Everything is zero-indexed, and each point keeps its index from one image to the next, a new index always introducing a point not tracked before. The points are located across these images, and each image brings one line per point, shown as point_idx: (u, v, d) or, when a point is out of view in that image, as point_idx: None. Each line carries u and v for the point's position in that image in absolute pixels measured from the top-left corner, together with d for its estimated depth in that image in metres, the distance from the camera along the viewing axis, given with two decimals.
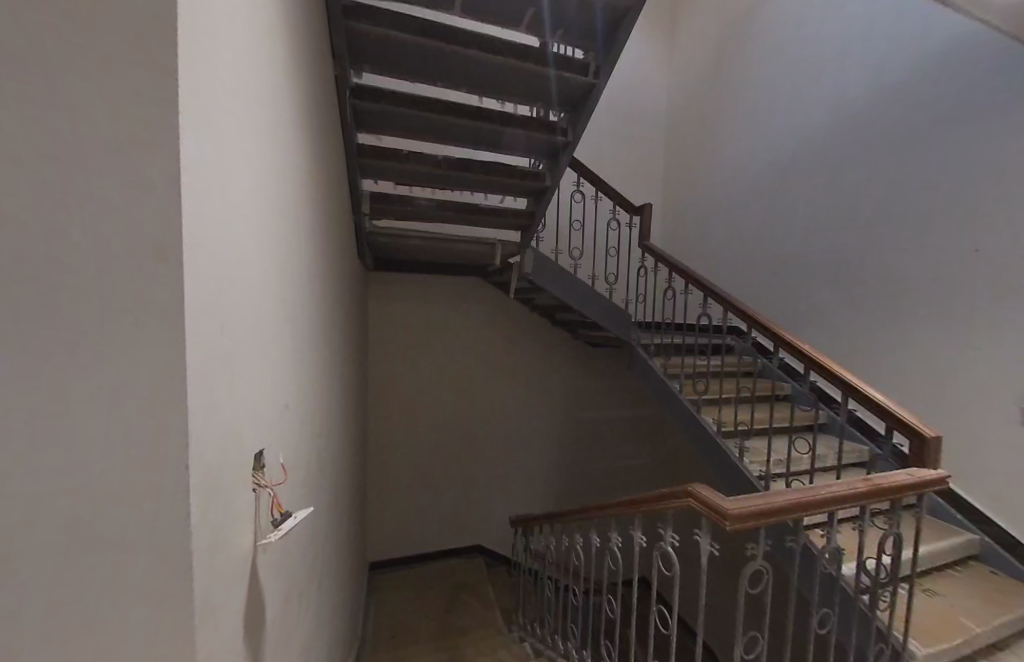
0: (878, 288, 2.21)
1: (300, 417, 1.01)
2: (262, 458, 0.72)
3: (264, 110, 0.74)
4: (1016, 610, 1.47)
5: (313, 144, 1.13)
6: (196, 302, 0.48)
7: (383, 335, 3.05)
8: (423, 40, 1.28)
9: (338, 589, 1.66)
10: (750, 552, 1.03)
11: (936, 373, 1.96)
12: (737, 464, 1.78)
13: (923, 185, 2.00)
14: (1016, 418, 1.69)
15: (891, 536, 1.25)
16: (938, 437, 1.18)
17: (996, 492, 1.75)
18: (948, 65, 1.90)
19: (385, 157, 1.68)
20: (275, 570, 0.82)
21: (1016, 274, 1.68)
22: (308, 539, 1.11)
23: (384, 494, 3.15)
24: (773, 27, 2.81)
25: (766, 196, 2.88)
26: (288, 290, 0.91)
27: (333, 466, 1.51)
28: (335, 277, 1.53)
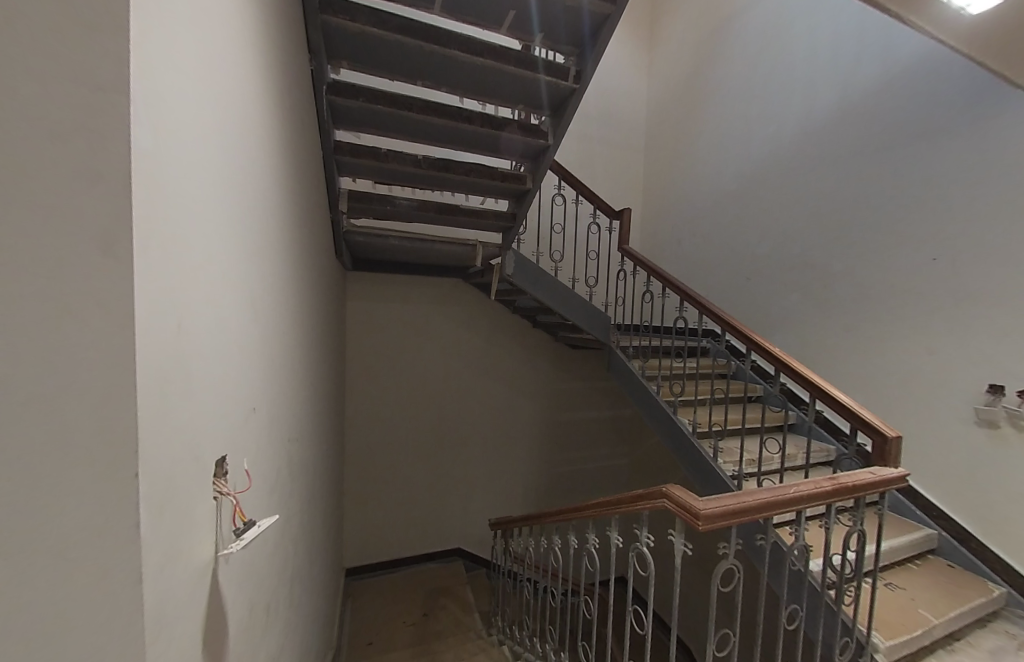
0: (843, 293, 2.29)
1: (269, 422, 0.98)
2: (224, 463, 0.69)
3: (231, 104, 0.70)
4: (969, 600, 1.54)
5: (287, 141, 1.10)
6: (148, 301, 0.45)
7: (360, 335, 2.99)
8: (402, 37, 1.25)
9: (310, 596, 1.62)
10: (722, 551, 1.04)
11: (895, 375, 2.05)
12: (711, 464, 1.82)
13: (886, 196, 2.10)
14: (969, 417, 1.78)
15: (856, 532, 1.29)
16: (898, 436, 1.22)
17: (951, 487, 1.84)
18: (910, 82, 2.00)
19: (363, 155, 1.65)
20: (240, 583, 0.79)
21: (970, 281, 1.78)
22: (277, 546, 1.07)
23: (361, 498, 3.09)
24: (747, 39, 2.90)
25: (740, 203, 2.96)
26: (257, 291, 0.87)
27: (306, 470, 1.47)
28: (309, 276, 1.48)
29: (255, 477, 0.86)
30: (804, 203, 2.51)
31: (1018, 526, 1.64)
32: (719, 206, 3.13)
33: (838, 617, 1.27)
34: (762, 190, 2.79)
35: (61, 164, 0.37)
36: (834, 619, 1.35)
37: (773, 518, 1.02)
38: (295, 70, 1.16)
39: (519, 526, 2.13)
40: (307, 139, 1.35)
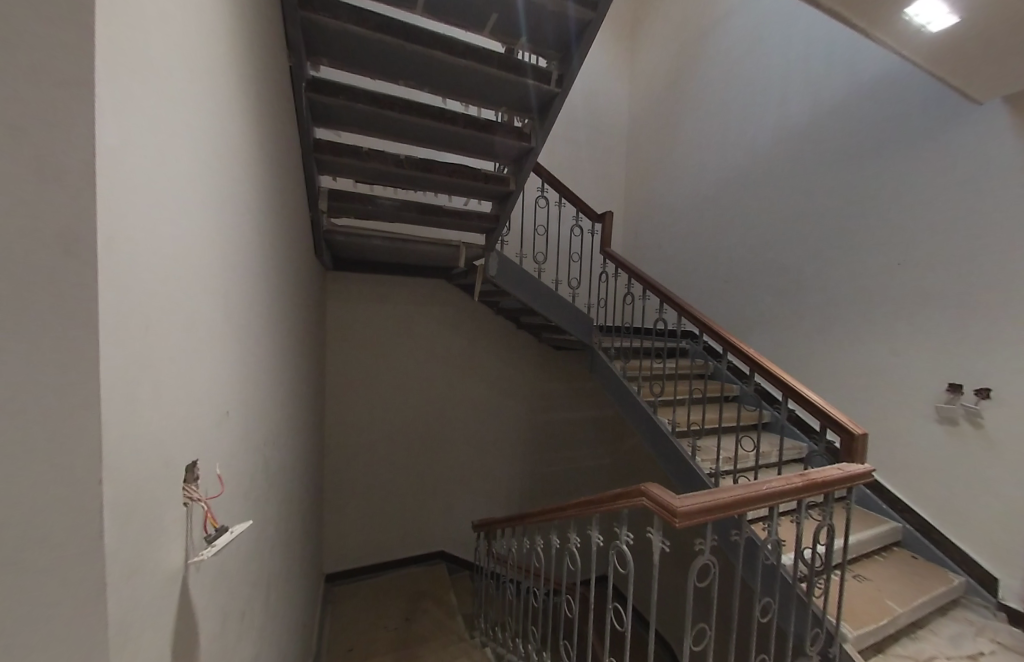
0: (814, 296, 2.38)
1: (244, 424, 0.95)
2: (196, 468, 0.67)
3: (205, 100, 0.69)
4: (931, 590, 1.62)
5: (264, 137, 1.07)
6: (114, 303, 0.43)
7: (341, 337, 2.95)
8: (384, 37, 1.25)
9: (287, 603, 1.58)
10: (698, 547, 1.06)
11: (862, 375, 2.14)
12: (689, 462, 1.87)
13: (854, 203, 2.18)
14: (931, 415, 1.87)
15: (825, 526, 1.34)
16: (865, 433, 1.27)
17: (914, 482, 1.93)
18: (877, 94, 2.08)
19: (344, 154, 1.63)
20: (212, 592, 0.76)
21: (932, 286, 1.88)
22: (252, 552, 1.04)
23: (341, 501, 3.04)
24: (725, 46, 2.98)
25: (716, 207, 3.04)
26: (232, 292, 0.85)
27: (283, 474, 1.44)
28: (288, 276, 1.46)
29: (228, 483, 0.84)
30: (778, 208, 2.59)
31: (975, 518, 1.73)
32: (698, 210, 3.20)
33: (808, 609, 1.32)
34: (739, 194, 2.86)
35: (20, 156, 0.36)
36: (806, 611, 1.40)
37: (746, 514, 1.05)
38: (273, 67, 1.14)
39: (501, 527, 2.13)
40: (286, 136, 1.32)
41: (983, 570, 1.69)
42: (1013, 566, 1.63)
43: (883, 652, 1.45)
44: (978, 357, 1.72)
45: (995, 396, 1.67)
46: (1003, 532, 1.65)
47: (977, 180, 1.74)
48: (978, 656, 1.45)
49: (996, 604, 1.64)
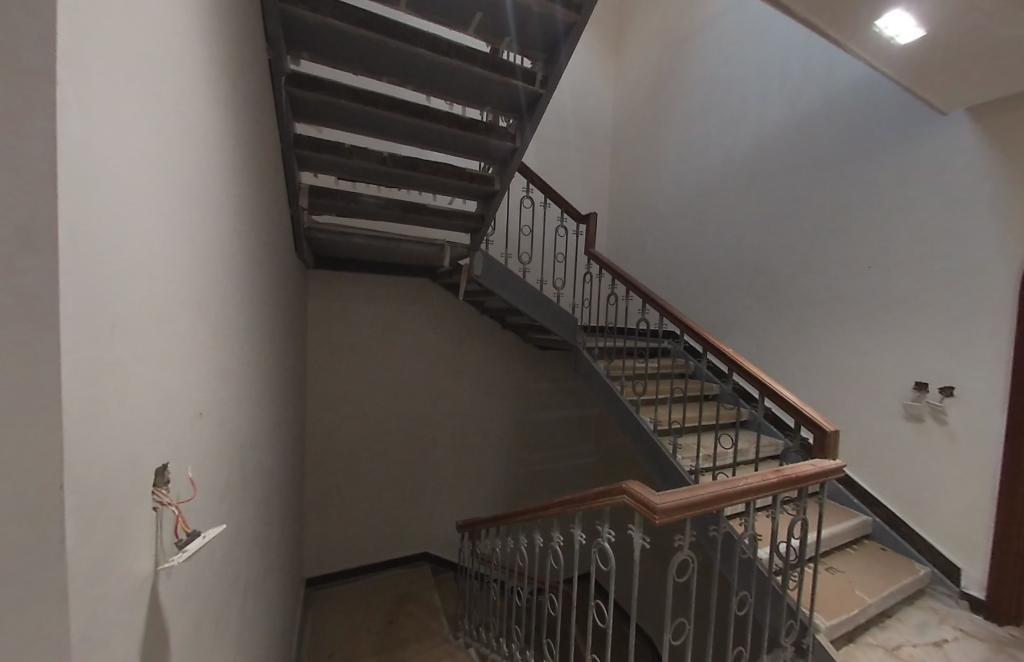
0: (789, 298, 2.44)
1: (219, 426, 0.93)
2: (166, 472, 0.65)
3: (176, 92, 0.67)
4: (898, 580, 1.69)
5: (241, 131, 1.05)
6: (76, 301, 0.42)
7: (322, 336, 2.90)
8: (367, 32, 1.23)
9: (266, 608, 1.54)
10: (678, 544, 1.08)
11: (834, 375, 2.21)
12: (670, 460, 1.90)
13: (828, 208, 2.25)
14: (898, 412, 1.95)
15: (798, 521, 1.39)
16: (836, 430, 1.31)
17: (882, 477, 2.01)
18: (850, 103, 2.16)
19: (325, 150, 1.60)
20: (183, 600, 0.74)
21: (900, 288, 1.95)
22: (227, 556, 1.01)
23: (322, 503, 2.99)
24: (706, 52, 3.03)
25: (697, 210, 3.10)
26: (206, 289, 0.82)
27: (261, 476, 1.41)
28: (266, 273, 1.42)
29: (201, 486, 0.82)
30: (756, 211, 2.65)
31: (941, 510, 1.81)
32: (680, 212, 3.25)
33: (782, 600, 1.36)
34: (719, 197, 2.91)
35: None
36: (780, 603, 1.44)
37: (723, 510, 1.07)
38: (251, 60, 1.11)
39: (485, 527, 2.13)
40: (264, 131, 1.29)
41: (947, 560, 1.77)
42: (974, 556, 1.71)
43: (854, 641, 1.51)
44: (943, 356, 1.80)
45: (958, 393, 1.75)
46: (965, 523, 1.74)
47: (941, 188, 1.83)
48: (942, 642, 1.51)
49: (959, 593, 1.72)
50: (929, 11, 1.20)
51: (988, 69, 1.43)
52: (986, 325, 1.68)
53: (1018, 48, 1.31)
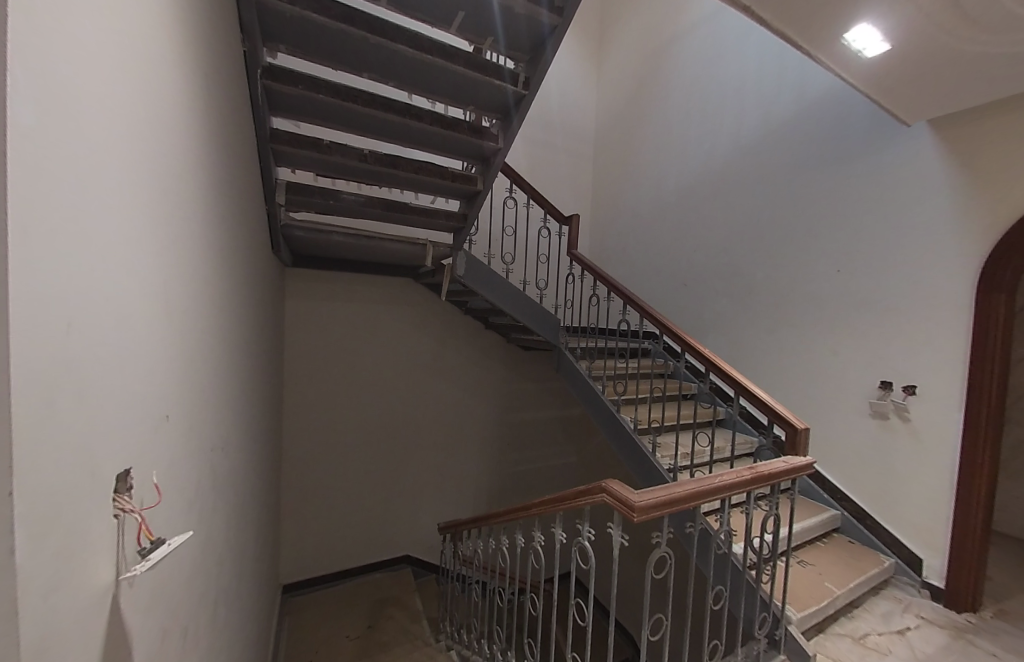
0: (763, 300, 2.51)
1: (187, 430, 0.89)
2: (129, 477, 0.62)
3: (143, 81, 0.64)
4: (865, 572, 1.76)
5: (214, 125, 1.01)
6: (27, 295, 0.39)
7: (299, 337, 2.83)
8: (346, 27, 1.21)
9: (239, 616, 1.50)
10: (655, 541, 1.10)
11: (805, 375, 2.29)
12: (649, 458, 1.93)
13: (800, 213, 2.33)
14: (865, 410, 2.03)
15: (771, 516, 1.43)
16: (806, 427, 1.36)
17: (849, 473, 2.08)
18: (821, 113, 2.24)
19: (303, 146, 1.56)
20: (148, 610, 0.71)
21: (867, 292, 2.03)
22: (196, 564, 0.98)
23: (300, 507, 2.93)
24: (684, 59, 3.09)
25: (675, 213, 3.16)
26: (174, 285, 0.79)
27: (233, 481, 1.36)
28: (240, 271, 1.38)
29: (167, 491, 0.79)
30: (732, 215, 2.72)
31: (903, 504, 1.90)
32: (659, 215, 3.31)
33: (757, 594, 1.40)
34: (697, 201, 2.98)
35: None
36: (754, 596, 1.47)
37: (699, 506, 1.09)
38: (224, 51, 1.07)
39: (466, 528, 2.11)
40: (238, 124, 1.25)
41: (910, 551, 1.85)
42: (934, 546, 1.79)
43: (823, 632, 1.56)
44: (906, 356, 1.89)
45: (919, 392, 1.84)
46: (926, 515, 1.82)
47: (904, 196, 1.92)
48: (905, 630, 1.58)
49: (921, 582, 1.80)
50: (894, 26, 1.26)
51: (948, 82, 1.51)
52: (946, 327, 1.77)
53: (974, 64, 1.38)
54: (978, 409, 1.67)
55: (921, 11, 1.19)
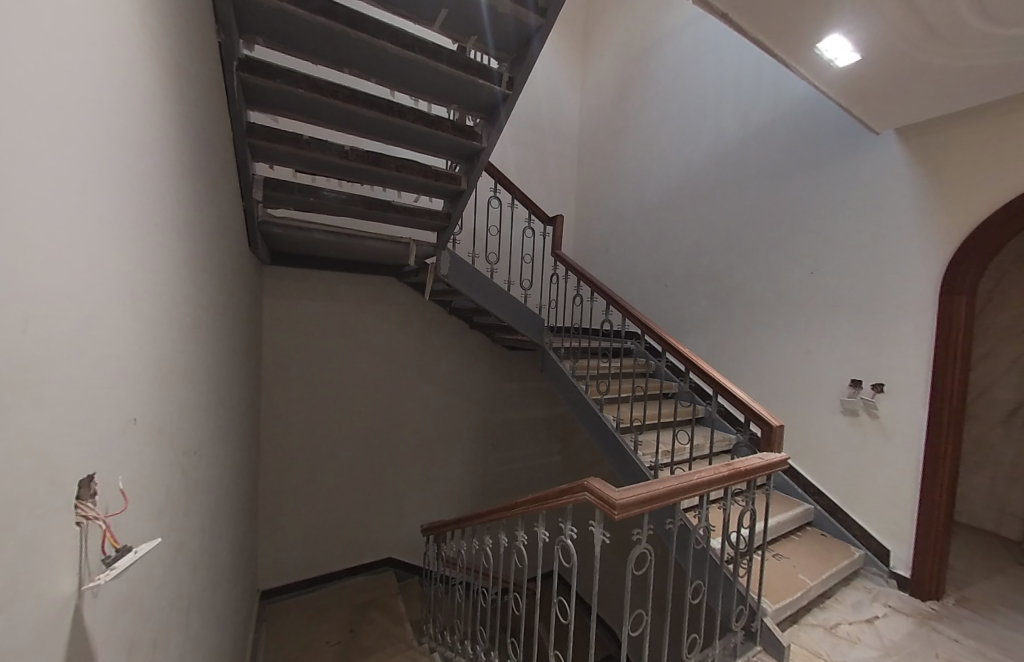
0: (740, 301, 2.57)
1: (157, 434, 0.86)
2: (92, 483, 0.59)
3: (109, 69, 0.61)
4: (836, 563, 1.83)
5: (186, 117, 0.98)
6: None
7: (278, 337, 2.76)
8: (326, 21, 1.18)
9: (213, 624, 1.45)
10: (636, 538, 1.11)
11: (780, 374, 2.35)
12: (631, 456, 1.96)
13: (776, 217, 2.40)
14: (837, 407, 2.10)
15: (748, 511, 1.46)
16: (781, 424, 1.40)
17: (821, 468, 2.16)
18: (796, 121, 2.31)
19: (281, 141, 1.52)
20: (113, 622, 0.68)
21: (838, 293, 2.11)
22: (166, 571, 0.94)
23: (278, 511, 2.86)
24: (666, 63, 3.14)
25: (657, 215, 3.21)
26: (142, 282, 0.76)
27: (208, 485, 1.32)
28: (215, 268, 1.34)
29: (134, 497, 0.76)
30: (711, 217, 2.77)
31: (871, 497, 1.97)
32: (641, 217, 3.35)
33: (733, 587, 1.43)
34: (677, 204, 3.03)
35: None
36: (731, 589, 1.51)
37: (678, 503, 1.11)
38: (198, 43, 1.04)
39: (449, 530, 2.10)
40: (213, 117, 1.21)
41: (879, 543, 1.93)
42: (901, 537, 1.87)
43: (797, 622, 1.62)
44: (875, 355, 1.97)
45: (887, 389, 1.92)
46: (892, 508, 1.90)
47: (872, 202, 2.00)
48: (873, 619, 1.65)
49: (888, 572, 1.88)
50: (864, 38, 1.31)
51: (915, 92, 1.57)
52: (912, 328, 1.85)
53: (936, 77, 1.45)
54: (941, 406, 1.74)
55: (888, 25, 1.24)
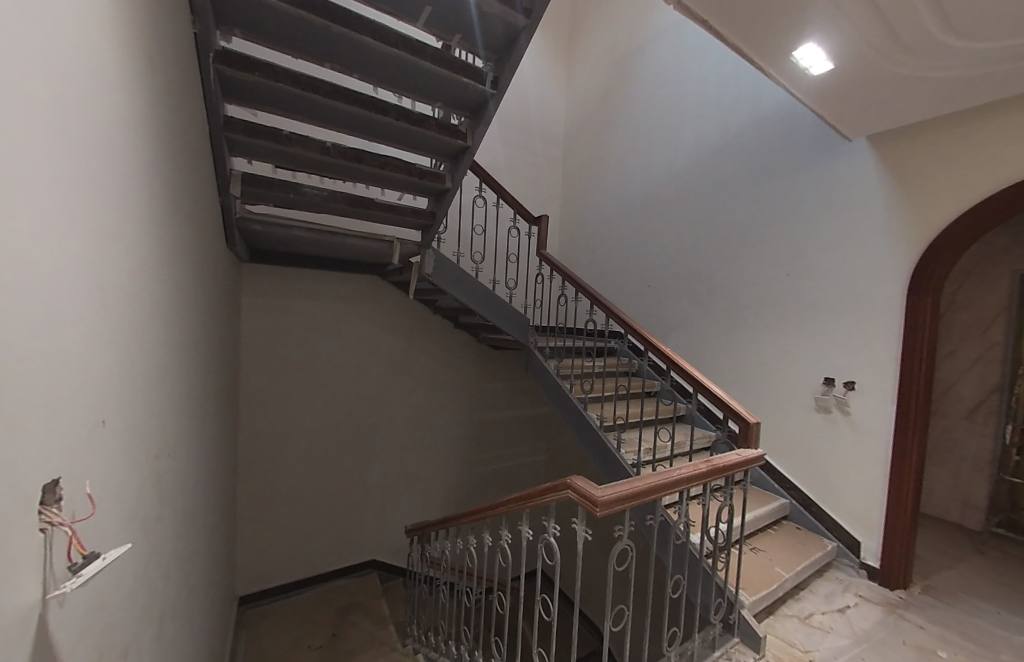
0: (720, 301, 2.63)
1: (127, 437, 0.83)
2: (57, 488, 0.57)
3: (77, 57, 0.58)
4: (810, 555, 1.89)
5: (160, 109, 0.95)
6: None
7: (257, 336, 2.70)
8: (307, 14, 1.16)
9: (189, 631, 1.41)
10: (618, 534, 1.12)
11: (757, 372, 2.42)
12: (615, 454, 1.99)
13: (754, 220, 2.46)
14: (811, 404, 2.18)
15: (726, 506, 1.49)
16: (757, 421, 1.44)
17: (797, 464, 2.22)
18: (774, 126, 2.37)
19: (261, 135, 1.49)
20: (80, 633, 0.65)
21: (812, 294, 2.18)
22: (137, 577, 0.91)
23: (257, 514, 2.80)
24: (648, 67, 3.19)
25: (639, 217, 3.25)
26: (112, 277, 0.73)
27: (182, 488, 1.28)
28: (190, 265, 1.30)
29: (102, 502, 0.73)
30: (692, 220, 2.83)
31: (842, 492, 2.05)
32: (624, 218, 3.39)
33: (712, 580, 1.47)
34: (660, 205, 3.08)
35: None
36: (710, 583, 1.54)
37: (659, 500, 1.13)
38: (172, 35, 1.01)
39: (434, 531, 2.09)
40: (188, 110, 1.18)
41: (849, 535, 2.01)
42: (870, 529, 1.95)
43: (772, 613, 1.67)
44: (847, 354, 2.04)
45: (858, 387, 2.00)
46: (863, 501, 1.98)
47: (844, 207, 2.07)
48: (845, 608, 1.71)
49: (859, 563, 1.96)
50: (837, 47, 1.35)
51: (883, 101, 1.63)
52: (882, 329, 1.92)
53: (903, 87, 1.52)
54: (908, 403, 1.83)
55: (859, 36, 1.29)
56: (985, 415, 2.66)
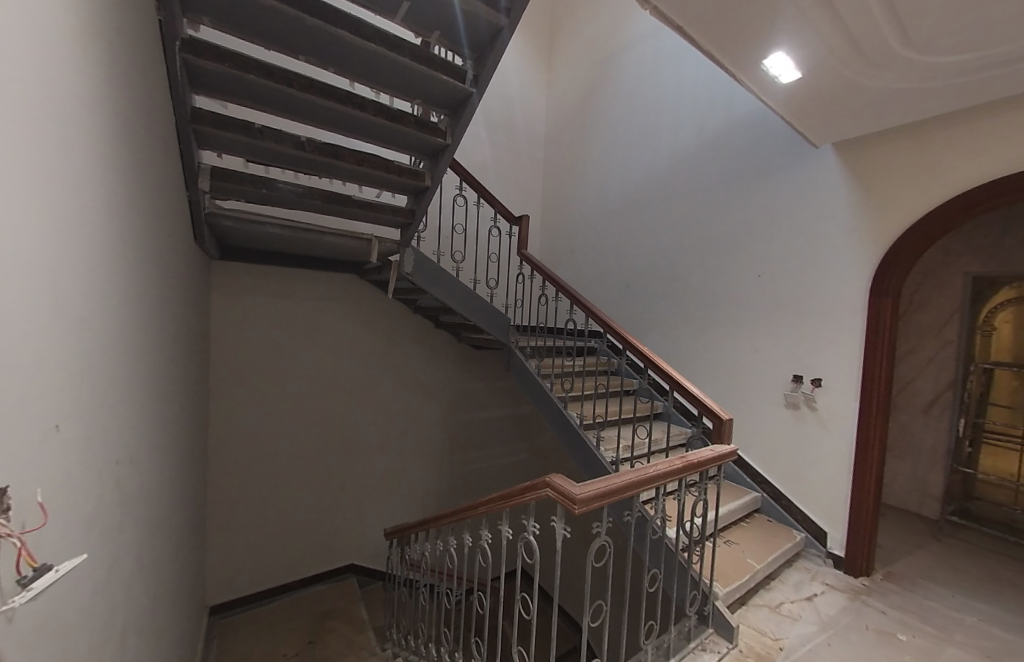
0: (695, 302, 2.70)
1: (82, 444, 0.78)
2: (5, 497, 0.54)
3: (30, 37, 0.55)
4: (780, 546, 1.96)
5: (121, 96, 0.91)
6: None
7: (228, 336, 2.61)
8: (280, 6, 1.13)
9: (155, 643, 1.35)
10: (596, 531, 1.13)
11: (731, 370, 2.49)
12: (594, 452, 2.02)
13: (728, 223, 2.53)
14: (780, 401, 2.26)
15: (701, 501, 1.52)
16: (730, 417, 1.48)
17: (768, 459, 2.30)
18: (747, 132, 2.44)
19: (231, 128, 1.43)
20: (32, 651, 0.62)
21: (783, 295, 2.26)
22: (96, 590, 0.86)
23: (229, 520, 2.71)
24: (627, 70, 3.23)
25: (618, 218, 3.29)
26: (67, 272, 0.69)
27: (146, 495, 1.22)
28: (155, 261, 1.24)
29: (55, 512, 0.69)
30: (668, 222, 2.88)
31: (810, 485, 2.14)
32: (603, 219, 3.43)
33: (688, 573, 1.50)
34: (638, 207, 3.12)
35: None
36: (685, 576, 1.58)
37: (635, 496, 1.15)
38: (134, 20, 0.96)
39: (414, 533, 2.07)
40: (152, 100, 1.12)
41: (817, 526, 2.10)
42: (836, 520, 2.04)
43: (744, 603, 1.72)
44: (815, 353, 2.12)
45: (825, 384, 2.08)
46: (829, 493, 2.06)
47: (811, 211, 2.16)
48: (812, 596, 1.79)
49: (826, 553, 2.05)
50: (805, 57, 1.40)
51: (847, 111, 1.71)
52: (847, 328, 2.01)
53: (865, 97, 1.59)
54: (869, 399, 1.92)
55: (825, 47, 1.34)
56: (941, 409, 2.82)
